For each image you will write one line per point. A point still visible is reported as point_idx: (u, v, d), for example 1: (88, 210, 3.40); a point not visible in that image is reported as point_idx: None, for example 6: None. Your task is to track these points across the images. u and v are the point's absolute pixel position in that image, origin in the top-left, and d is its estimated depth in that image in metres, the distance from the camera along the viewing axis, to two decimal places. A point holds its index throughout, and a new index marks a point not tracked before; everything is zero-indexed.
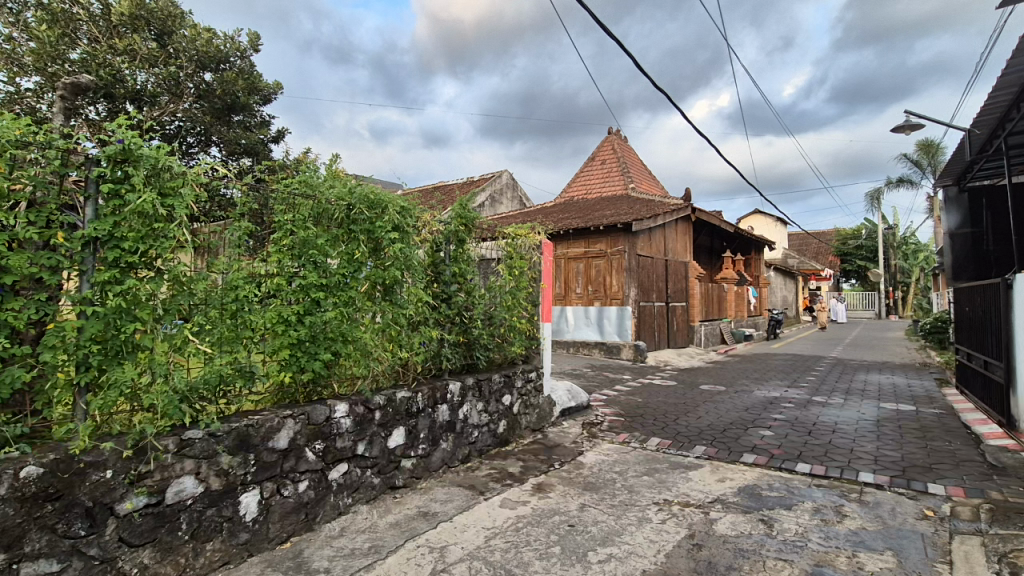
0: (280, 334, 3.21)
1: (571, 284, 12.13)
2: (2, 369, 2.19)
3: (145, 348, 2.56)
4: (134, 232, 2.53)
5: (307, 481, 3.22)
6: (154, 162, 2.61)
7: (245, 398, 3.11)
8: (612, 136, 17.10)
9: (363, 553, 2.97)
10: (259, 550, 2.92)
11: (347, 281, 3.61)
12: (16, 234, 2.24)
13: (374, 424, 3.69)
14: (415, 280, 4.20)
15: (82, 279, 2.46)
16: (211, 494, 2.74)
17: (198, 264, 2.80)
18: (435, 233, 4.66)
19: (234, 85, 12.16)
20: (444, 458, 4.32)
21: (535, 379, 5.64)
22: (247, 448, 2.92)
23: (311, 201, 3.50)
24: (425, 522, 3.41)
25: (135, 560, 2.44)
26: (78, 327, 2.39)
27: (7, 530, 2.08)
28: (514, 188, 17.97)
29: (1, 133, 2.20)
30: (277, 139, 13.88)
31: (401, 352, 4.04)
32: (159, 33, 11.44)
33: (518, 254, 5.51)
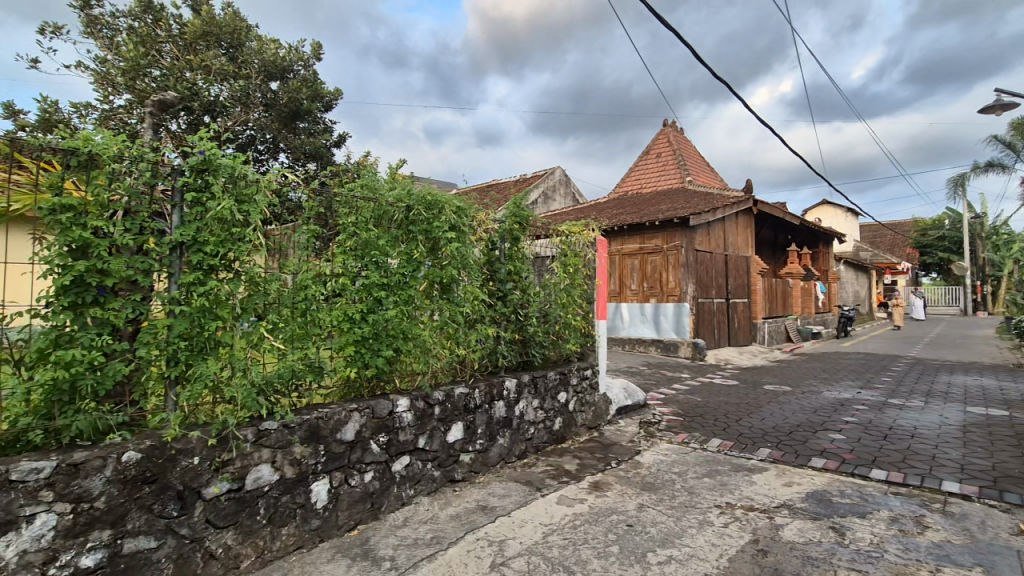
0: (346, 331, 3.36)
1: (626, 281, 11.93)
2: (106, 363, 2.43)
3: (225, 345, 2.76)
4: (214, 237, 2.72)
5: (372, 472, 3.36)
6: (231, 171, 2.81)
7: (315, 391, 3.28)
8: (667, 128, 16.68)
9: (425, 543, 3.07)
10: (329, 536, 3.07)
11: (406, 281, 3.73)
12: (114, 241, 2.46)
13: (434, 419, 3.80)
14: (471, 279, 4.27)
15: (170, 280, 2.67)
16: (286, 481, 2.91)
17: (272, 265, 2.98)
18: (490, 231, 4.73)
19: (298, 94, 12.77)
20: (501, 453, 4.38)
21: (591, 376, 5.60)
22: (318, 440, 3.08)
23: (373, 203, 3.62)
24: (484, 516, 3.47)
25: (220, 540, 2.63)
26: (168, 325, 2.60)
27: (112, 509, 2.31)
28: (566, 184, 17.87)
29: (101, 149, 2.43)
30: (339, 143, 14.49)
31: (459, 349, 4.14)
32: (230, 47, 12.18)
33: (573, 251, 5.50)
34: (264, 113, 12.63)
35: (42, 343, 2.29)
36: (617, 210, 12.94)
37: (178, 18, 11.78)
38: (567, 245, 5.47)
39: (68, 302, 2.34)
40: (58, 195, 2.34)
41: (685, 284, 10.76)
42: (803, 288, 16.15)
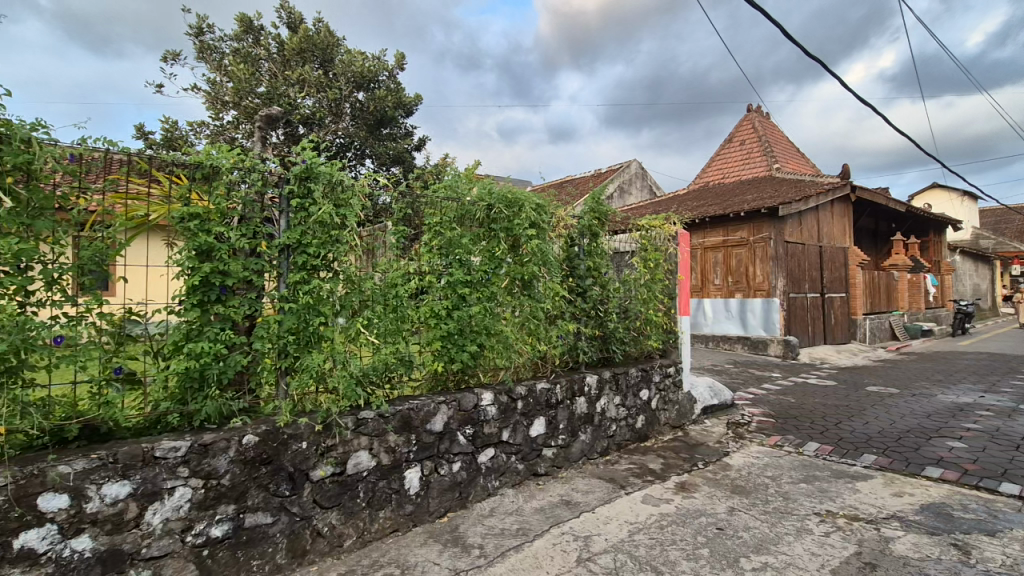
0: (433, 327, 3.51)
1: (708, 275, 11.44)
2: (228, 355, 2.68)
3: (327, 338, 2.97)
4: (317, 239, 2.94)
5: (460, 462, 3.48)
6: (329, 178, 3.02)
7: (407, 383, 3.45)
8: (751, 113, 15.77)
9: (512, 534, 3.14)
10: (422, 521, 3.23)
11: (488, 278, 3.83)
12: (232, 244, 2.72)
13: (517, 413, 3.87)
14: (552, 276, 4.30)
15: (279, 280, 2.91)
16: (382, 468, 3.09)
17: (366, 264, 3.17)
18: (569, 227, 4.71)
19: (383, 102, 13.40)
20: (584, 449, 4.38)
21: (674, 374, 5.44)
22: (409, 430, 3.24)
23: (455, 203, 3.74)
24: (568, 511, 3.49)
25: (326, 520, 2.84)
26: (278, 321, 2.84)
27: (235, 485, 2.56)
28: (642, 178, 17.40)
29: (219, 162, 2.68)
30: (419, 147, 15.04)
31: (540, 345, 4.19)
32: (322, 62, 13.02)
33: (654, 246, 5.36)
34: (352, 122, 13.40)
35: (177, 337, 2.57)
36: (698, 202, 12.41)
37: (276, 38, 12.75)
38: (647, 240, 5.35)
39: (196, 300, 2.59)
40: (186, 205, 2.61)
41: (775, 278, 10.14)
42: (910, 281, 14.68)
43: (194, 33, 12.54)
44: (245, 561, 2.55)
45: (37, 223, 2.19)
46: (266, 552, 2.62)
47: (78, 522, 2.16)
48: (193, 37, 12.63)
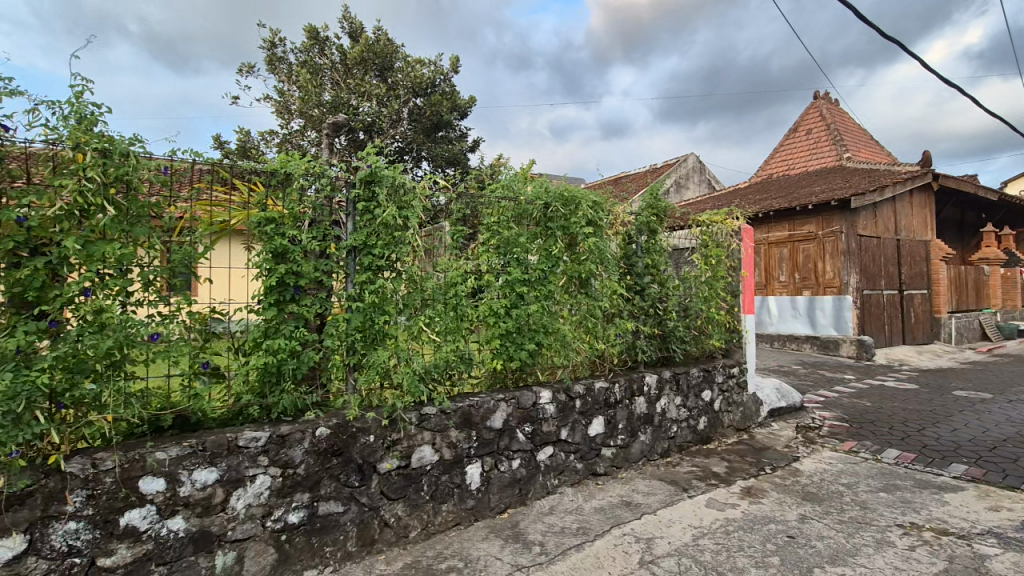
0: (492, 325, 3.56)
1: (773, 272, 10.92)
2: (302, 352, 2.84)
3: (392, 336, 3.08)
4: (381, 241, 3.06)
5: (519, 460, 3.51)
6: (392, 181, 3.12)
7: (467, 380, 3.51)
8: (819, 100, 14.91)
9: (572, 533, 3.13)
10: (483, 517, 3.28)
11: (545, 276, 3.84)
12: (304, 246, 2.86)
13: (576, 412, 3.85)
14: (610, 274, 4.24)
15: (347, 280, 3.03)
16: (444, 463, 3.17)
17: (426, 264, 3.25)
18: (626, 225, 4.63)
19: (439, 106, 13.71)
20: (643, 450, 4.30)
21: (738, 375, 5.24)
22: (470, 426, 3.30)
23: (512, 203, 3.78)
24: (629, 512, 3.44)
25: (392, 511, 2.95)
26: (346, 319, 2.97)
27: (310, 475, 2.70)
28: (701, 172, 16.83)
29: (292, 169, 2.83)
30: (474, 147, 15.25)
31: (598, 344, 4.15)
32: (381, 69, 13.45)
33: (715, 242, 5.18)
34: (410, 127, 13.77)
35: (257, 334, 2.73)
36: (761, 195, 11.91)
37: (338, 48, 13.29)
38: (708, 236, 5.18)
39: (273, 299, 2.75)
40: (263, 210, 2.77)
41: (846, 274, 9.58)
42: (1004, 276, 13.42)
43: (265, 48, 13.28)
44: (319, 547, 2.69)
45: (135, 230, 2.38)
46: (338, 539, 2.75)
47: (173, 504, 2.35)
48: (264, 51, 13.38)
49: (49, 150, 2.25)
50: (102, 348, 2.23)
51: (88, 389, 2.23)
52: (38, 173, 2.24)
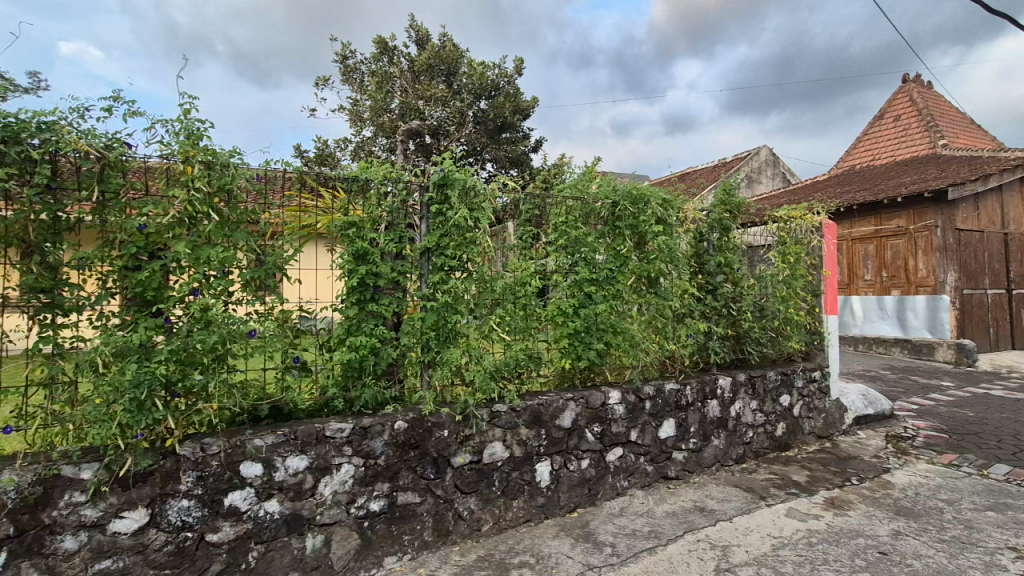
0: (560, 325, 3.58)
1: (857, 270, 10.20)
2: (381, 349, 2.98)
3: (463, 335, 3.17)
4: (454, 242, 3.15)
5: (588, 460, 3.50)
6: (464, 184, 3.20)
7: (536, 379, 3.54)
8: (909, 84, 13.74)
9: (644, 536, 3.08)
10: (553, 514, 3.31)
11: (614, 276, 3.80)
12: (382, 248, 3.00)
13: (646, 414, 3.79)
14: (680, 273, 4.14)
15: (421, 281, 3.15)
16: (515, 459, 3.22)
17: (496, 265, 3.31)
18: (697, 222, 4.49)
19: (503, 109, 13.93)
20: (716, 455, 4.16)
21: (820, 380, 4.95)
22: (539, 425, 3.33)
23: (581, 203, 3.77)
24: (703, 518, 3.34)
25: (466, 504, 3.03)
26: (421, 317, 3.08)
27: (389, 466, 2.83)
28: (774, 165, 15.98)
29: (371, 175, 2.97)
30: (537, 148, 15.31)
31: (668, 345, 4.06)
32: (447, 75, 13.79)
33: (793, 238, 4.95)
34: (474, 129, 14.04)
35: (340, 331, 2.89)
36: (843, 188, 11.13)
37: (406, 57, 13.76)
38: (786, 232, 4.95)
39: (355, 299, 2.91)
40: (345, 214, 2.92)
41: (943, 272, 8.78)
42: None
43: (339, 60, 13.97)
44: (398, 535, 2.81)
45: (235, 235, 2.59)
46: (415, 529, 2.86)
47: (269, 488, 2.54)
48: (338, 63, 14.09)
49: (163, 163, 2.47)
50: (209, 342, 2.43)
51: (197, 379, 2.44)
52: (155, 185, 2.48)
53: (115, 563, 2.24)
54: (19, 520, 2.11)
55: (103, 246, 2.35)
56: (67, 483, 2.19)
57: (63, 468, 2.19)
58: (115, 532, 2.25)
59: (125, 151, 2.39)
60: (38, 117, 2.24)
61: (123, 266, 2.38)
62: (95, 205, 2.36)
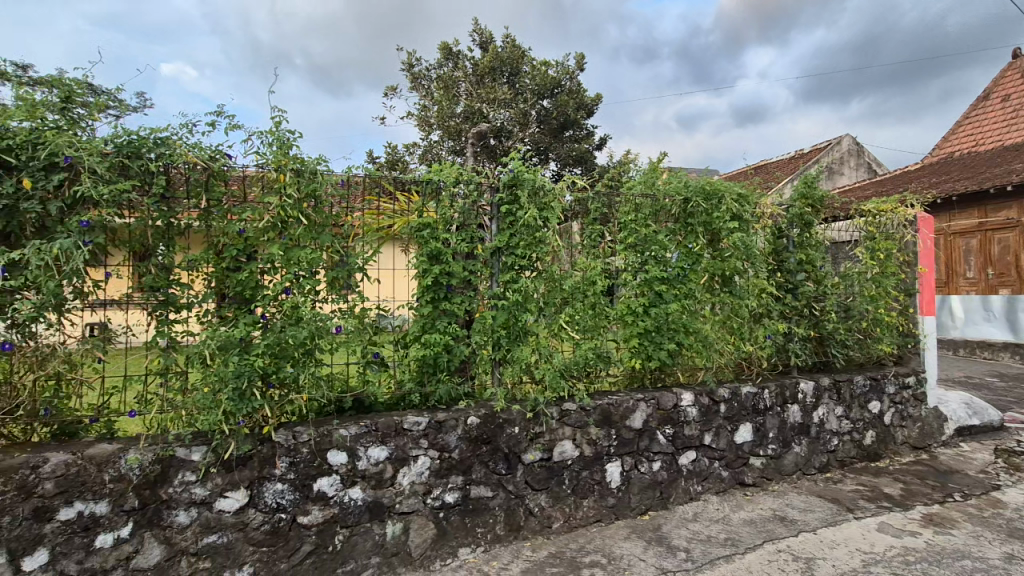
0: (630, 324, 3.53)
1: (959, 267, 9.38)
2: (454, 346, 3.07)
3: (533, 333, 3.21)
4: (524, 242, 3.19)
5: (660, 462, 3.44)
6: (533, 184, 3.23)
7: (605, 378, 3.52)
8: (1020, 60, 12.39)
9: (720, 543, 2.99)
10: (624, 516, 3.28)
11: (685, 274, 3.70)
12: (454, 248, 3.08)
13: (720, 417, 3.67)
14: (757, 270, 3.96)
15: (492, 279, 3.21)
16: (585, 459, 3.22)
17: (565, 264, 3.32)
18: (776, 217, 4.26)
19: (566, 107, 13.99)
20: (798, 462, 3.96)
21: (915, 386, 4.58)
22: (610, 424, 3.31)
23: (651, 200, 3.69)
24: (783, 528, 3.19)
25: (536, 501, 3.07)
26: (492, 315, 3.14)
27: (462, 460, 2.91)
28: (859, 155, 14.87)
29: (444, 177, 3.06)
30: (601, 145, 15.13)
31: (745, 345, 3.88)
32: (510, 76, 13.94)
33: (883, 233, 4.60)
34: (538, 128, 14.11)
35: (416, 329, 3.00)
36: (940, 177, 10.20)
37: (470, 60, 14.03)
38: (875, 227, 4.61)
39: (430, 297, 3.01)
40: (420, 216, 3.03)
41: None
42: None
43: (406, 67, 14.48)
44: (472, 527, 2.89)
45: (321, 237, 2.76)
46: (488, 522, 2.93)
47: (353, 476, 2.69)
48: (406, 71, 14.60)
49: (259, 172, 2.67)
50: (299, 337, 2.61)
51: (289, 372, 2.62)
52: (252, 192, 2.67)
53: (220, 538, 2.45)
54: (141, 495, 2.36)
55: (208, 249, 2.58)
56: (181, 464, 2.42)
57: (177, 450, 2.42)
58: (221, 510, 2.46)
59: (226, 162, 2.60)
60: (155, 134, 2.49)
61: (225, 267, 2.60)
62: (202, 212, 2.58)
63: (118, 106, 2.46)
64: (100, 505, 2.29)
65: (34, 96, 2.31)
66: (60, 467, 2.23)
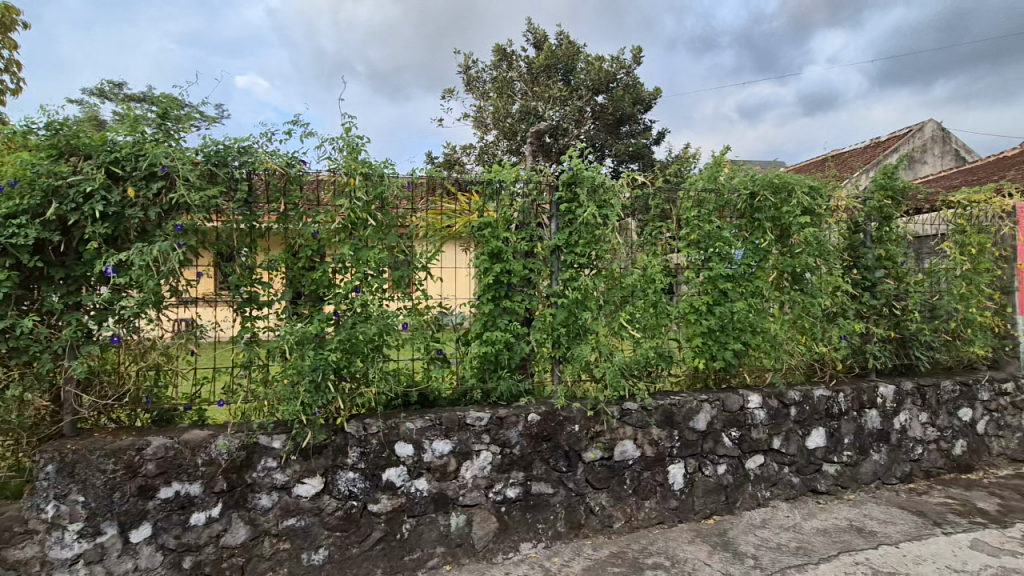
0: (693, 323, 3.45)
1: None
2: (515, 344, 3.11)
3: (593, 331, 3.19)
4: (583, 240, 3.19)
5: (725, 466, 3.34)
6: (593, 181, 3.21)
7: (667, 378, 3.45)
8: None
9: (791, 552, 2.86)
10: (687, 519, 3.21)
11: (752, 272, 3.57)
12: (514, 247, 3.12)
13: (790, 421, 3.51)
14: (831, 267, 3.75)
15: (552, 278, 3.22)
16: (647, 459, 3.17)
17: (625, 261, 3.28)
18: (852, 211, 4.01)
19: (622, 102, 13.79)
20: (876, 471, 3.72)
21: (1013, 393, 4.20)
22: (672, 425, 3.24)
23: (714, 195, 3.57)
24: (861, 539, 3.02)
25: (597, 500, 3.06)
26: (552, 313, 3.15)
27: (523, 456, 2.94)
28: (945, 142, 13.73)
29: (505, 177, 3.10)
30: (658, 140, 14.80)
31: (817, 346, 3.70)
32: (565, 73, 13.88)
33: (975, 226, 4.24)
34: (593, 125, 13.97)
35: (478, 326, 3.06)
36: None
37: (525, 59, 14.07)
38: (965, 219, 4.25)
39: (491, 295, 3.06)
40: (481, 215, 3.08)
41: None
42: None
43: (462, 69, 14.73)
44: (533, 523, 2.93)
45: (388, 238, 2.87)
46: (549, 519, 2.95)
47: (419, 468, 2.78)
48: (462, 73, 14.85)
49: (332, 176, 2.81)
50: (369, 334, 2.72)
51: (359, 366, 2.74)
52: (325, 196, 2.81)
53: (298, 521, 2.61)
54: (229, 478, 2.54)
55: (286, 250, 2.75)
56: (263, 451, 2.60)
57: (260, 437, 2.60)
58: (298, 495, 2.62)
59: (302, 168, 2.76)
60: (239, 143, 2.68)
61: (301, 267, 2.76)
62: (280, 215, 2.75)
63: (205, 119, 2.67)
64: (195, 485, 2.49)
65: (134, 112, 2.55)
66: (161, 450, 2.45)
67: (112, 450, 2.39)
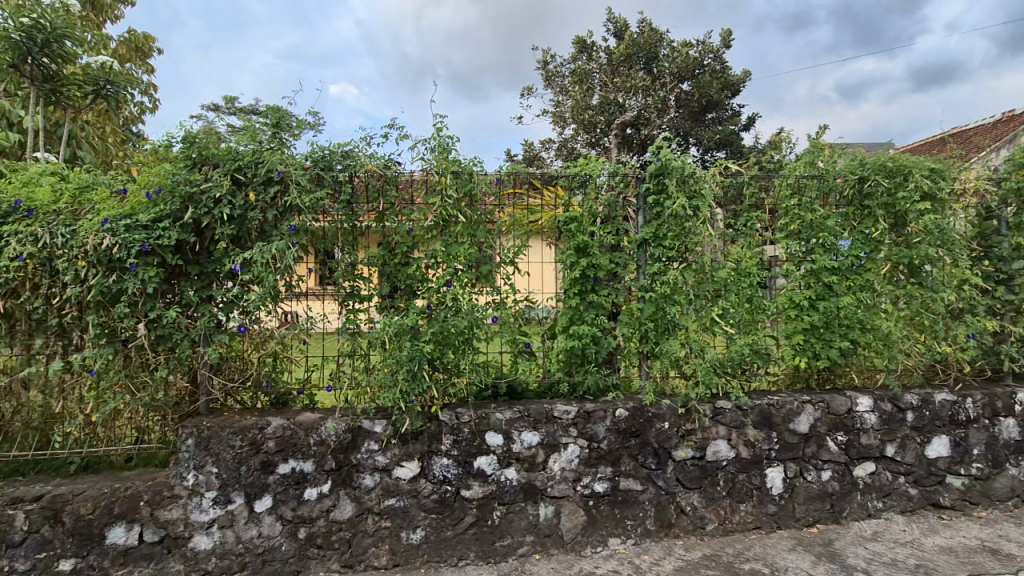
0: (793, 319, 3.24)
1: None
2: (602, 338, 3.08)
3: (683, 326, 3.08)
4: (672, 232, 3.09)
5: (830, 472, 3.12)
6: (682, 172, 3.10)
7: (764, 377, 3.28)
8: None
9: (910, 569, 2.62)
10: (787, 525, 3.04)
11: (861, 264, 3.29)
12: (600, 240, 3.10)
13: (907, 427, 3.21)
14: (957, 258, 3.35)
15: (639, 272, 3.16)
16: (742, 460, 3.04)
17: (718, 254, 3.14)
18: (984, 195, 3.57)
19: (709, 89, 13.22)
20: (1014, 487, 3.30)
21: None
22: (770, 426, 3.08)
23: (817, 181, 3.32)
24: (996, 562, 2.70)
25: (688, 500, 2.98)
26: (640, 308, 3.09)
27: (611, 451, 2.93)
28: None
29: (591, 170, 3.08)
30: (749, 126, 14.00)
31: (940, 346, 3.34)
32: (647, 61, 13.30)
33: None
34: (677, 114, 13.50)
35: (564, 320, 3.07)
36: None
37: (605, 50, 13.82)
38: None
39: (577, 289, 3.06)
40: (567, 210, 3.09)
41: None
42: None
43: (541, 65, 14.76)
44: (621, 519, 2.90)
45: (478, 234, 2.96)
46: (638, 516, 2.92)
47: (508, 457, 2.85)
48: (541, 68, 14.86)
49: (424, 176, 2.93)
50: (460, 326, 2.83)
51: (451, 358, 2.86)
52: (417, 195, 2.94)
53: (398, 502, 2.78)
54: (337, 458, 2.75)
55: (383, 248, 2.92)
56: (367, 434, 2.79)
57: (364, 421, 2.79)
58: (397, 478, 2.78)
59: (396, 169, 2.91)
60: (341, 147, 2.87)
61: (397, 262, 2.92)
62: (378, 215, 2.92)
63: (311, 127, 2.89)
64: (308, 463, 2.73)
65: (252, 124, 2.81)
66: (279, 429, 2.71)
67: (239, 428, 2.67)
